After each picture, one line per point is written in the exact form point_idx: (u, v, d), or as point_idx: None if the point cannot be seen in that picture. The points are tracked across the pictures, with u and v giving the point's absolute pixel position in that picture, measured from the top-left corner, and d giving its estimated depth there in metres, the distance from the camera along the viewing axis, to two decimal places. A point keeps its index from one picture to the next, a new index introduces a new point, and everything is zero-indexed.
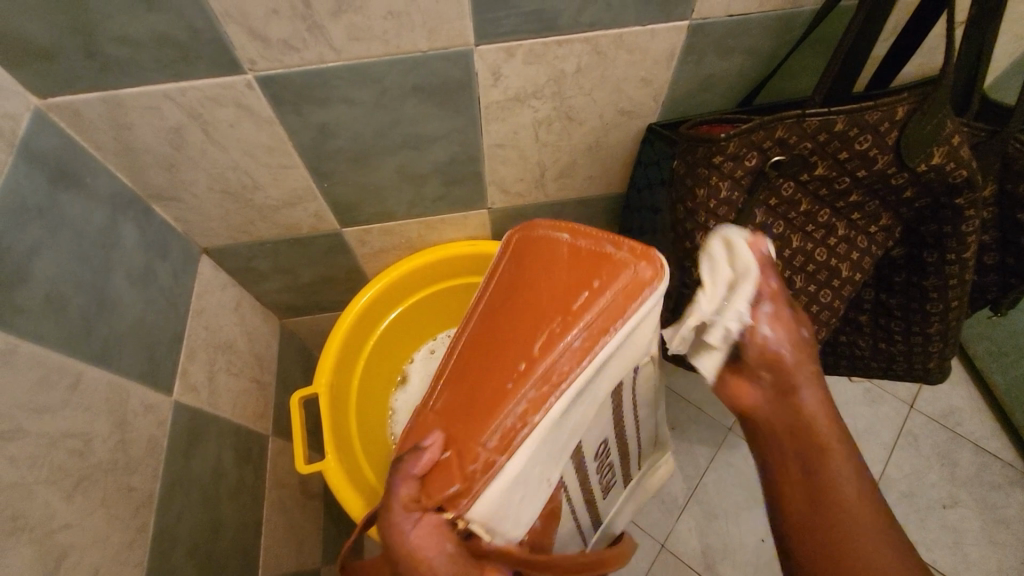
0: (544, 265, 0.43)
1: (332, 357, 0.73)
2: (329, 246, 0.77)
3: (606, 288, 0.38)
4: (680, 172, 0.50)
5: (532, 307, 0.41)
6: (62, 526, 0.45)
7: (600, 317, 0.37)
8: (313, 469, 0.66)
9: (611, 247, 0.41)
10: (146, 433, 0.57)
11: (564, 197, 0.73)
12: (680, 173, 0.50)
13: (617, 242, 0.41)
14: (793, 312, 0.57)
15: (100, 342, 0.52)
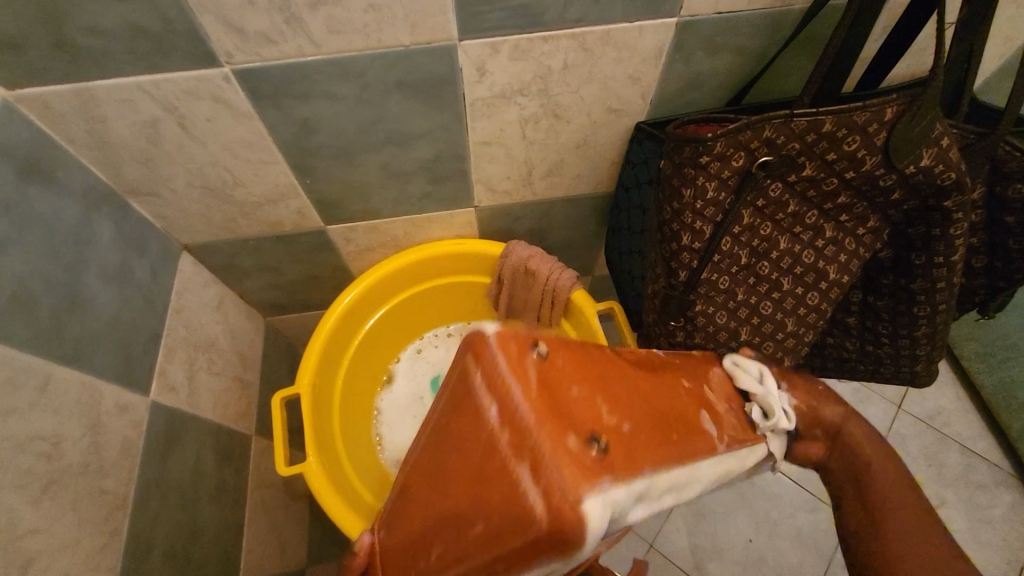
0: (480, 424, 0.32)
1: (316, 357, 0.71)
2: (313, 244, 0.76)
3: (517, 503, 0.29)
4: (667, 172, 0.50)
5: (458, 471, 0.33)
6: (28, 532, 0.43)
7: (504, 531, 0.29)
8: (294, 471, 0.65)
9: (553, 442, 0.29)
10: (121, 434, 0.55)
11: (553, 196, 0.73)
12: (667, 173, 0.50)
13: (559, 443, 0.29)
14: (781, 314, 0.56)
15: (72, 341, 0.51)
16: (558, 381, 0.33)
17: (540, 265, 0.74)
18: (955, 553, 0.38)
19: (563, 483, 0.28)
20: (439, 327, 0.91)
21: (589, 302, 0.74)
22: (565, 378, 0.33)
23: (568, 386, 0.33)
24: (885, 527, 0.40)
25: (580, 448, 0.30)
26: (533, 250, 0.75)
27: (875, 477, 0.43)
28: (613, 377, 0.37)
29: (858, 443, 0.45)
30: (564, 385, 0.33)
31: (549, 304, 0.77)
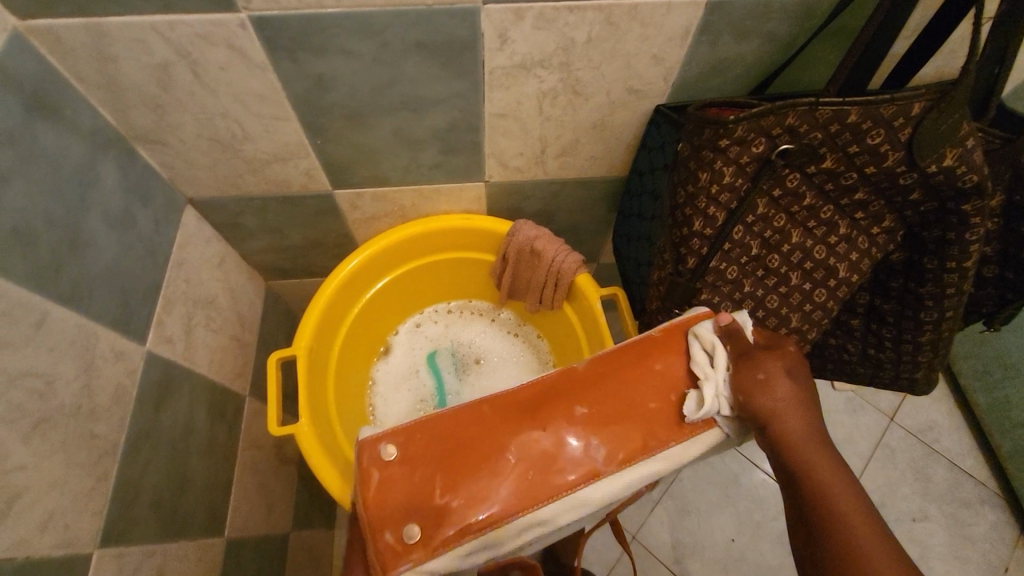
0: None
1: (315, 320, 0.71)
2: (320, 208, 0.75)
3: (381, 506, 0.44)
4: (685, 155, 0.49)
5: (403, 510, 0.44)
6: (15, 468, 0.43)
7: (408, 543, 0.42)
8: (286, 432, 0.65)
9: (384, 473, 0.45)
10: (115, 381, 0.55)
11: (564, 177, 0.72)
12: (685, 155, 0.49)
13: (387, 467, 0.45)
14: (786, 309, 0.56)
15: (70, 282, 0.50)
16: (404, 484, 0.44)
17: (546, 246, 0.74)
18: (872, 522, 0.39)
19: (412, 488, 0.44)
20: (440, 303, 0.90)
21: (593, 288, 0.73)
22: (409, 477, 0.44)
23: (418, 475, 0.44)
24: (816, 459, 0.42)
25: (400, 541, 0.42)
26: (541, 231, 0.74)
27: (812, 458, 0.42)
28: (481, 446, 0.46)
29: (784, 425, 0.43)
30: (405, 483, 0.44)
31: (553, 287, 0.77)
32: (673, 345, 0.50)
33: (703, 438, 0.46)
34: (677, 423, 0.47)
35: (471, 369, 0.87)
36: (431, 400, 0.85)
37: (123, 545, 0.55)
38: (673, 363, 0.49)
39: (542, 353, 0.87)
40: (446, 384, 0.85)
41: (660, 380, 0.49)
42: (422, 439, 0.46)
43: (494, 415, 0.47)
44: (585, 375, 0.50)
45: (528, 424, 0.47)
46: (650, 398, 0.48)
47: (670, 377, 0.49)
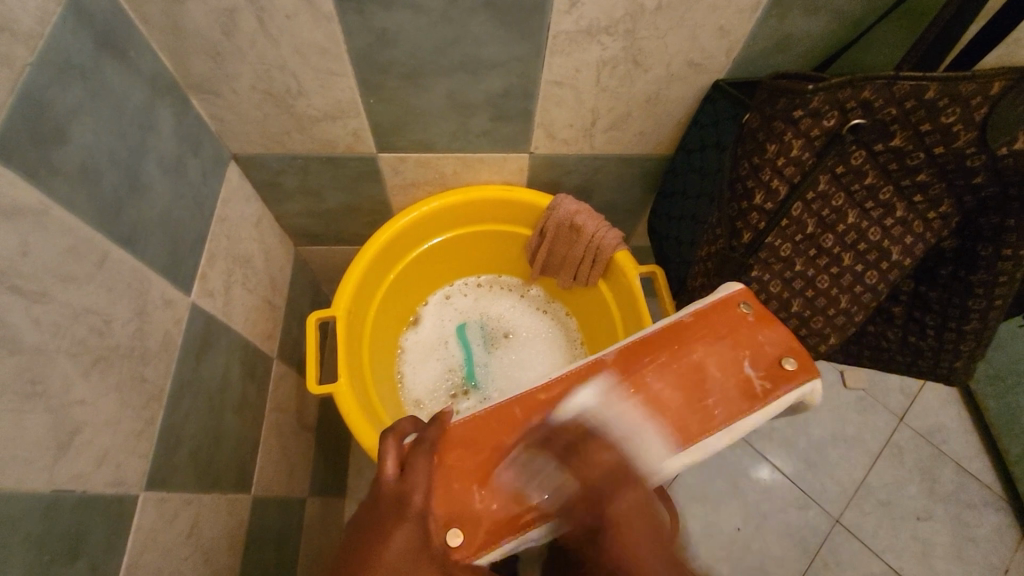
0: None
1: (355, 281, 0.71)
2: (360, 171, 0.75)
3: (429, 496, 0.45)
4: (753, 126, 0.51)
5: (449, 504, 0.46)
6: (77, 402, 0.43)
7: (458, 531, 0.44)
8: (324, 389, 0.65)
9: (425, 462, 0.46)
10: (163, 328, 0.55)
11: (609, 152, 0.71)
12: (753, 127, 0.51)
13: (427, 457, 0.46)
14: (836, 290, 0.55)
15: (128, 224, 0.50)
16: (443, 484, 0.45)
17: (587, 221, 0.74)
18: None
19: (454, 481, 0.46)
20: (471, 276, 0.90)
21: (632, 265, 0.73)
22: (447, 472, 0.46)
23: (454, 481, 0.46)
24: None
25: (445, 544, 0.43)
26: (581, 206, 0.74)
27: None
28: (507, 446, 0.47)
29: None
30: (442, 487, 0.45)
31: (590, 263, 0.77)
32: (697, 338, 0.51)
33: (733, 430, 0.48)
34: (708, 416, 0.48)
35: (500, 343, 0.87)
36: (459, 370, 0.85)
37: (165, 491, 0.56)
38: (700, 356, 0.50)
39: (571, 330, 0.87)
40: (475, 355, 0.86)
41: (688, 369, 0.49)
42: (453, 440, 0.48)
43: (520, 415, 0.49)
44: (610, 369, 0.50)
45: (557, 419, 0.48)
46: (679, 392, 0.49)
47: (699, 372, 0.49)
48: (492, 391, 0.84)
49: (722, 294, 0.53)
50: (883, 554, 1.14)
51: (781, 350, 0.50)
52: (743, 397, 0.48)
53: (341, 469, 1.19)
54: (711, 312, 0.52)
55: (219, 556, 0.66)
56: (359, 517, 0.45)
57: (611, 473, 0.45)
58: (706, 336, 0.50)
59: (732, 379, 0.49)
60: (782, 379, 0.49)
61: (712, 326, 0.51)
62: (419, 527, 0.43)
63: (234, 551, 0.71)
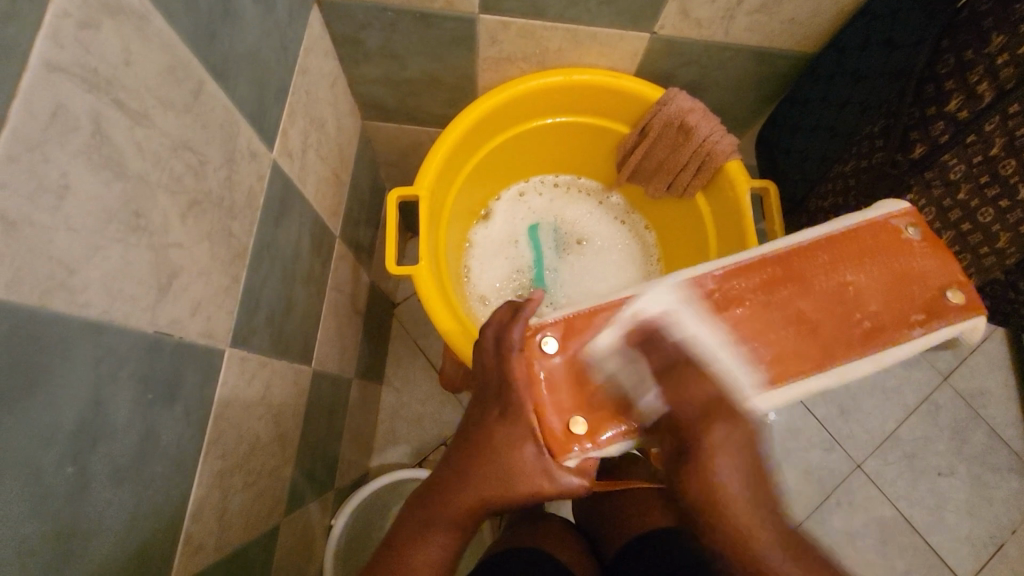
0: None
1: (438, 163, 0.66)
2: (453, 35, 0.66)
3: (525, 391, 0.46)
4: (981, 11, 0.42)
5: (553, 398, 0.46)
6: (174, 244, 0.40)
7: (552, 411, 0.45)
8: (402, 272, 0.62)
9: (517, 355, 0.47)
10: (248, 182, 0.51)
11: (745, 43, 0.62)
12: (981, 11, 0.42)
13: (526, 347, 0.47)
14: (996, 227, 0.50)
15: (221, 56, 0.44)
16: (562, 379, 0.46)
17: (700, 122, 0.66)
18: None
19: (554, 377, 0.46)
20: (549, 174, 0.84)
21: (743, 177, 0.66)
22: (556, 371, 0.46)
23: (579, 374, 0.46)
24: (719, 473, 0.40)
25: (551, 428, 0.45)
26: (697, 104, 0.66)
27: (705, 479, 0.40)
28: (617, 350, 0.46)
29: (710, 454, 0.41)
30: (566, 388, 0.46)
31: (693, 171, 0.70)
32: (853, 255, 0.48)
33: (884, 358, 0.45)
34: (859, 338, 0.46)
35: (572, 249, 0.83)
36: (528, 272, 0.82)
37: (246, 349, 0.55)
38: (853, 275, 0.47)
39: (648, 245, 0.83)
40: (546, 259, 0.82)
41: (834, 289, 0.47)
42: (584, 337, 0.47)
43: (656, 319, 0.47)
44: (756, 276, 0.48)
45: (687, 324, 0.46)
46: (822, 309, 0.46)
47: (849, 291, 0.47)
48: (560, 296, 0.81)
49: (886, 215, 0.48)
50: (896, 501, 1.16)
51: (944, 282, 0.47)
52: (896, 322, 0.46)
53: (378, 355, 1.20)
54: (869, 234, 0.48)
55: (286, 420, 0.68)
56: (480, 394, 0.49)
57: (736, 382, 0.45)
58: (862, 255, 0.47)
59: (891, 307, 0.46)
60: (941, 314, 0.46)
61: (869, 246, 0.48)
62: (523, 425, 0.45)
63: (296, 417, 0.73)
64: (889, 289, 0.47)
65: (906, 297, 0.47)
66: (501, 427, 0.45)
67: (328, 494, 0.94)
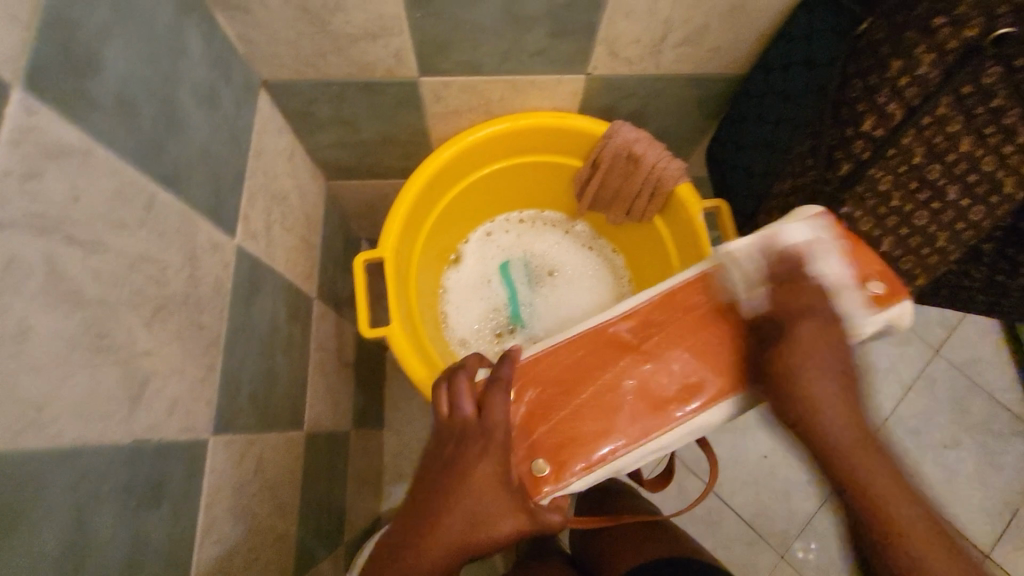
0: None
1: (400, 222, 0.68)
2: (399, 98, 0.68)
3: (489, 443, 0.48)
4: (881, 37, 0.47)
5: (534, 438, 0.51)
6: (143, 353, 0.42)
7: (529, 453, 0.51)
8: (377, 334, 0.64)
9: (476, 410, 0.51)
10: (213, 273, 0.53)
11: (676, 72, 0.64)
12: (881, 38, 0.47)
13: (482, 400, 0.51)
14: (933, 228, 0.51)
15: (170, 164, 0.46)
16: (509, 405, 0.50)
17: (647, 151, 0.68)
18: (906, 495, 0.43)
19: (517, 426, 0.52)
20: (513, 211, 0.86)
21: (695, 199, 0.68)
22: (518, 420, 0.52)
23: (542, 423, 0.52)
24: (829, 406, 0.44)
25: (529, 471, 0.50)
26: (641, 134, 0.68)
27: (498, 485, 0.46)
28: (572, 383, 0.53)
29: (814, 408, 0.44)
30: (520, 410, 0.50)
31: (647, 197, 0.72)
32: (796, 265, 0.49)
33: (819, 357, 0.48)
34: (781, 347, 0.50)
35: (545, 282, 0.84)
36: (504, 310, 0.83)
37: (232, 433, 0.56)
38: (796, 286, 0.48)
39: (618, 269, 0.84)
40: (520, 294, 0.84)
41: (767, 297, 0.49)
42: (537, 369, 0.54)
43: (594, 353, 0.54)
44: (676, 302, 0.55)
45: (621, 353, 0.54)
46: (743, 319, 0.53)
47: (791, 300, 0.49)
48: (538, 329, 0.82)
49: (812, 219, 0.51)
50: None
51: (867, 277, 0.50)
52: (834, 325, 0.48)
53: (374, 401, 1.21)
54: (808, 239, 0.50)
55: (282, 489, 0.69)
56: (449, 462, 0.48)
57: (682, 396, 0.52)
58: (800, 263, 0.49)
59: (829, 309, 0.48)
60: (864, 305, 0.49)
61: (807, 252, 0.50)
62: (498, 479, 0.47)
63: (294, 484, 0.73)
64: (827, 293, 0.49)
65: (835, 291, 0.49)
66: (479, 489, 0.46)
67: (338, 550, 0.94)
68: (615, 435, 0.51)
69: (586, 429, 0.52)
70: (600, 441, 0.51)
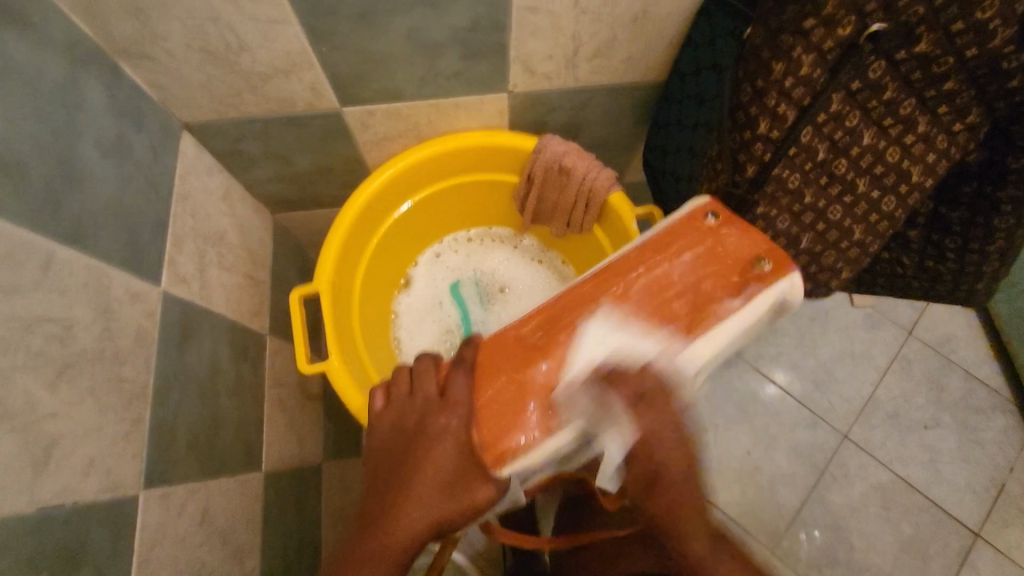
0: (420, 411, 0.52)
1: (334, 254, 0.67)
2: (326, 130, 0.68)
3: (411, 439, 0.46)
4: (758, 43, 0.46)
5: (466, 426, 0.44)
6: (47, 416, 0.41)
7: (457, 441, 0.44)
8: (315, 369, 0.63)
9: (384, 415, 0.49)
10: (134, 323, 0.52)
11: (596, 83, 0.64)
12: (758, 43, 0.46)
13: (388, 408, 0.49)
14: (849, 221, 0.52)
15: (72, 219, 0.46)
16: (400, 413, 0.48)
17: (576, 162, 0.68)
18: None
19: (437, 417, 0.45)
20: (459, 231, 0.86)
21: (628, 207, 0.69)
22: (438, 412, 0.46)
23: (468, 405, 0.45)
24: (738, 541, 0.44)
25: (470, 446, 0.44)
26: (570, 146, 0.68)
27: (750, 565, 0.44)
28: (492, 373, 0.46)
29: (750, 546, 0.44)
30: (413, 412, 0.47)
31: (583, 208, 0.72)
32: (668, 247, 0.49)
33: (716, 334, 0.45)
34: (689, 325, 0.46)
35: (495, 299, 0.84)
36: (456, 330, 0.82)
37: (166, 484, 0.55)
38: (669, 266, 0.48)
39: (568, 279, 0.84)
40: (471, 314, 0.83)
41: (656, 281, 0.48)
42: (436, 372, 0.49)
43: (496, 355, 0.48)
44: (581, 291, 0.49)
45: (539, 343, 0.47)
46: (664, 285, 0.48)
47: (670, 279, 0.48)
48: None
49: (685, 208, 0.51)
50: (890, 464, 1.12)
51: (756, 250, 0.48)
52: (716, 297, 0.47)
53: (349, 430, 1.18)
54: (677, 225, 0.50)
55: (238, 536, 0.66)
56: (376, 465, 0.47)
57: (588, 384, 0.44)
58: (670, 247, 0.49)
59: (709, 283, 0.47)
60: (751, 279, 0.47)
61: (679, 235, 0.50)
62: (420, 470, 0.43)
63: (253, 528, 0.70)
64: (709, 267, 0.48)
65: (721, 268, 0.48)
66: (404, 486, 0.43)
67: None
68: (518, 437, 0.43)
69: (484, 433, 0.44)
70: (506, 442, 0.43)
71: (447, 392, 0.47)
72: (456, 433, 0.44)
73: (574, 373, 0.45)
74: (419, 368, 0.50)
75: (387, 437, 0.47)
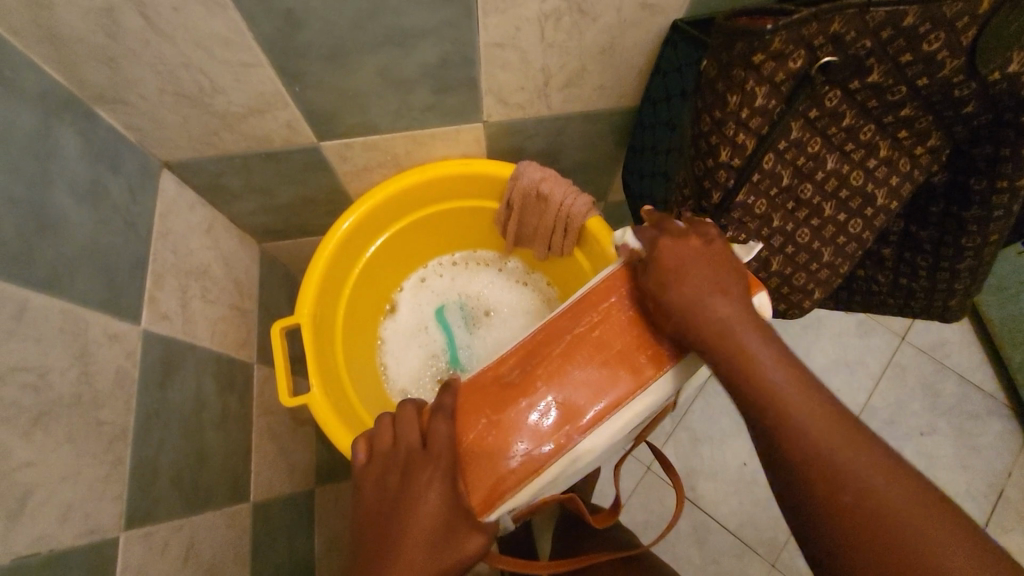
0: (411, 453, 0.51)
1: (315, 286, 0.68)
2: (305, 162, 0.69)
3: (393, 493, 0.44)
4: (711, 74, 0.46)
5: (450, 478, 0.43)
6: (21, 465, 0.42)
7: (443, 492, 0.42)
8: (297, 402, 0.64)
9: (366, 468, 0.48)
10: (113, 364, 0.52)
11: (569, 110, 0.65)
12: (712, 75, 0.46)
13: (370, 459, 0.48)
14: (818, 243, 0.52)
15: (45, 267, 0.47)
16: (381, 466, 0.47)
17: (554, 188, 0.69)
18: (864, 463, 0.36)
19: (419, 470, 0.44)
20: (443, 255, 0.86)
21: (606, 231, 0.69)
22: (419, 464, 0.44)
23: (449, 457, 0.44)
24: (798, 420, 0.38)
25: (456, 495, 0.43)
26: (546, 172, 0.69)
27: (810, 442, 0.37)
28: (470, 419, 0.46)
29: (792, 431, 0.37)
30: (394, 464, 0.46)
31: (562, 232, 0.72)
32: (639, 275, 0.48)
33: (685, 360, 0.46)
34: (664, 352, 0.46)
35: (481, 322, 0.84)
36: (442, 355, 0.83)
37: (149, 524, 0.55)
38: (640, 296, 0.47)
39: (552, 300, 0.84)
40: (457, 338, 0.83)
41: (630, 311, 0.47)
42: (414, 416, 0.48)
43: (472, 397, 0.47)
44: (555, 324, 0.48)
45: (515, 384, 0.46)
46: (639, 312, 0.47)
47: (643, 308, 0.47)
48: None
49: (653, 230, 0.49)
50: None
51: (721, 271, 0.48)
52: None
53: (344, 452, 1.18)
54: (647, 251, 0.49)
55: (227, 571, 0.66)
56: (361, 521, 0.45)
57: (565, 425, 0.44)
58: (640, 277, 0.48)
59: None
60: None
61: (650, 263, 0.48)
62: (404, 528, 0.42)
63: (243, 561, 0.69)
64: None
65: None
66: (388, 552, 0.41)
67: None
68: (501, 480, 0.43)
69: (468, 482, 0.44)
70: (486, 489, 0.43)
71: (429, 441, 0.45)
72: (440, 484, 0.43)
73: (546, 417, 0.44)
74: (398, 413, 0.49)
75: (370, 490, 0.46)
